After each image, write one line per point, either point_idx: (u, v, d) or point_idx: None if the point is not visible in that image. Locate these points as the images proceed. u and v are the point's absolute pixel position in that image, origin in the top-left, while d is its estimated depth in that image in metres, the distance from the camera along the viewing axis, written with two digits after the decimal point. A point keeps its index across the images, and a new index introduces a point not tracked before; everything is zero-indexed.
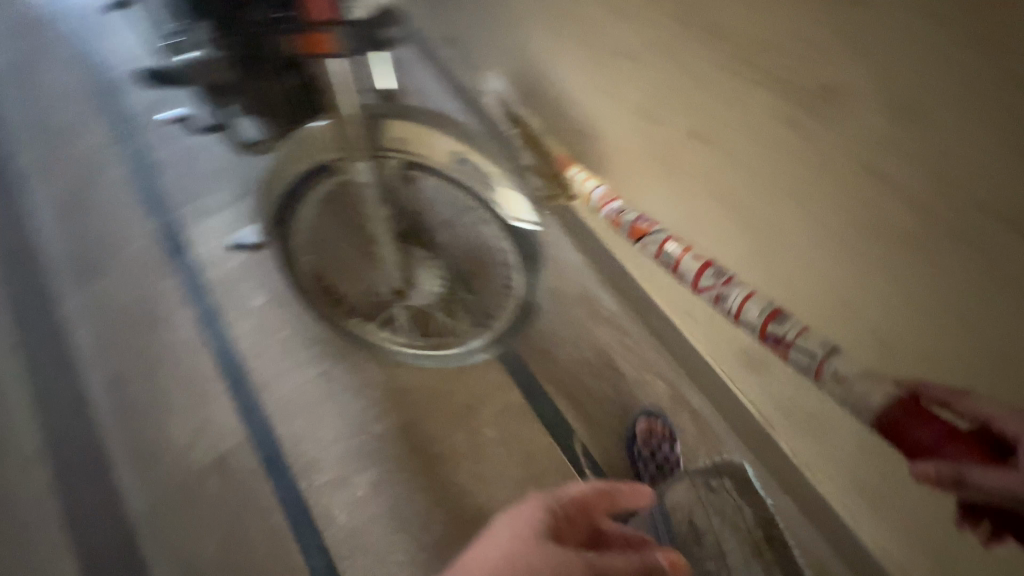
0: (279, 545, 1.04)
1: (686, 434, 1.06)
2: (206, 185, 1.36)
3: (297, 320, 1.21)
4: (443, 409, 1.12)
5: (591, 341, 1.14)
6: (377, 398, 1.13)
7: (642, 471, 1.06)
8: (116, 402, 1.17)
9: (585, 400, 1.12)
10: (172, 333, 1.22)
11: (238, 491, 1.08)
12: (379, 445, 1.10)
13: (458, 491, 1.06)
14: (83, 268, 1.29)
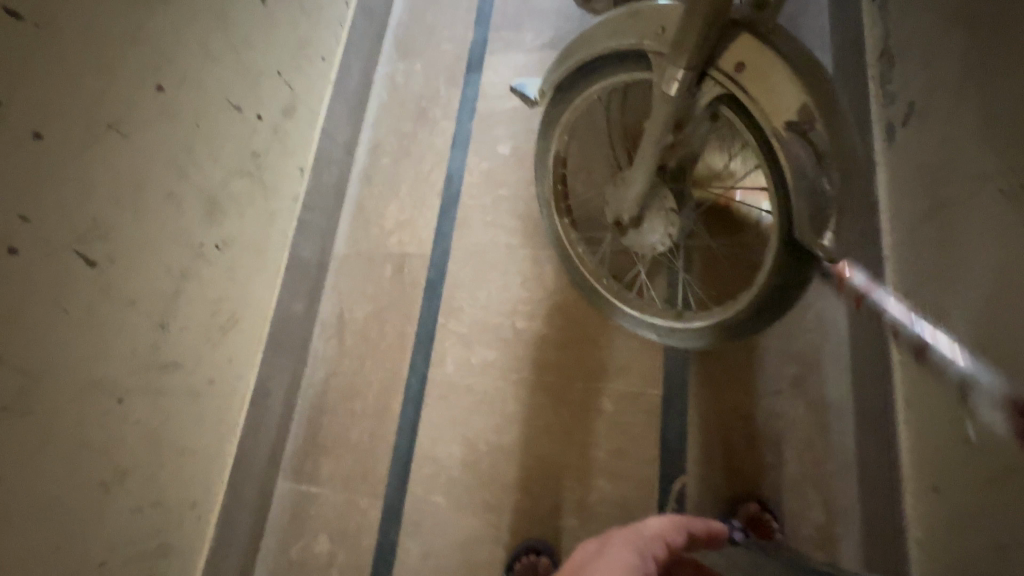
0: (399, 347, 1.18)
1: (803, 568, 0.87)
2: (529, 20, 1.35)
3: (522, 187, 1.23)
4: (583, 351, 1.07)
5: (774, 404, 0.95)
6: (539, 298, 1.13)
7: None
8: (368, 163, 1.35)
9: (720, 449, 0.96)
10: (431, 135, 1.34)
11: (400, 288, 1.22)
12: (513, 336, 1.12)
13: (548, 423, 1.05)
14: (405, 42, 1.44)
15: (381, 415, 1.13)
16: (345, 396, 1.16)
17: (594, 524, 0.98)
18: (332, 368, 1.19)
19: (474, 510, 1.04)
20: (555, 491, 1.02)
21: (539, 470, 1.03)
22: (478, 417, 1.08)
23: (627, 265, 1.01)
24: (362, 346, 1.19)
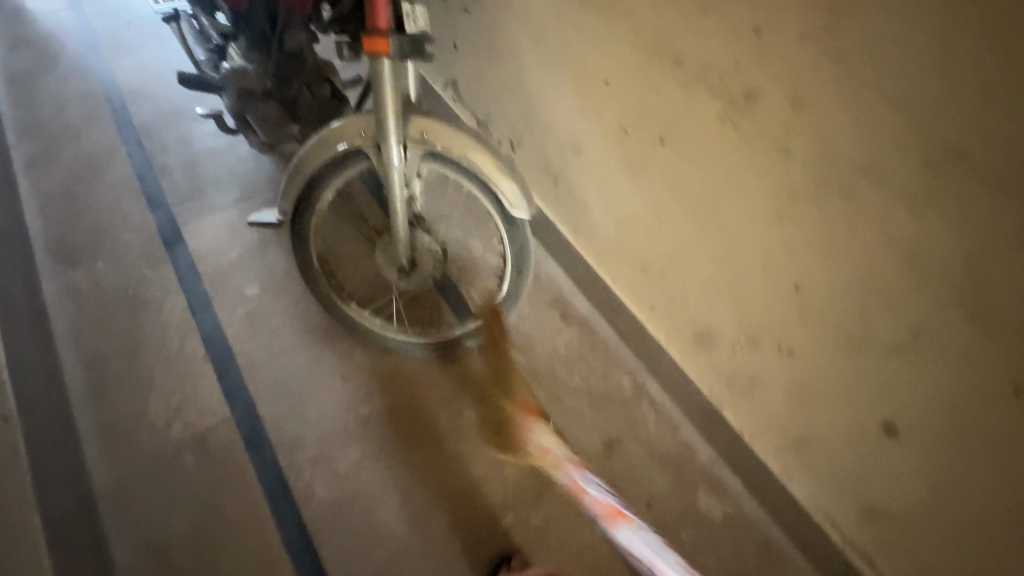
0: (254, 521, 1.03)
1: (647, 420, 1.19)
2: (208, 187, 1.46)
3: (289, 308, 1.27)
4: (428, 393, 1.20)
5: (564, 337, 1.28)
6: (366, 381, 1.20)
7: (608, 454, 1.16)
8: (91, 378, 1.14)
9: (559, 391, 1.22)
10: (160, 316, 1.25)
11: (217, 467, 1.08)
12: (365, 424, 1.15)
13: (437, 469, 1.12)
14: (69, 253, 1.31)
15: None
16: None
17: (524, 512, 1.09)
18: None
19: None
20: (481, 515, 1.08)
21: (457, 510, 1.08)
22: (379, 512, 1.06)
23: (421, 306, 1.23)
24: (205, 555, 0.99)
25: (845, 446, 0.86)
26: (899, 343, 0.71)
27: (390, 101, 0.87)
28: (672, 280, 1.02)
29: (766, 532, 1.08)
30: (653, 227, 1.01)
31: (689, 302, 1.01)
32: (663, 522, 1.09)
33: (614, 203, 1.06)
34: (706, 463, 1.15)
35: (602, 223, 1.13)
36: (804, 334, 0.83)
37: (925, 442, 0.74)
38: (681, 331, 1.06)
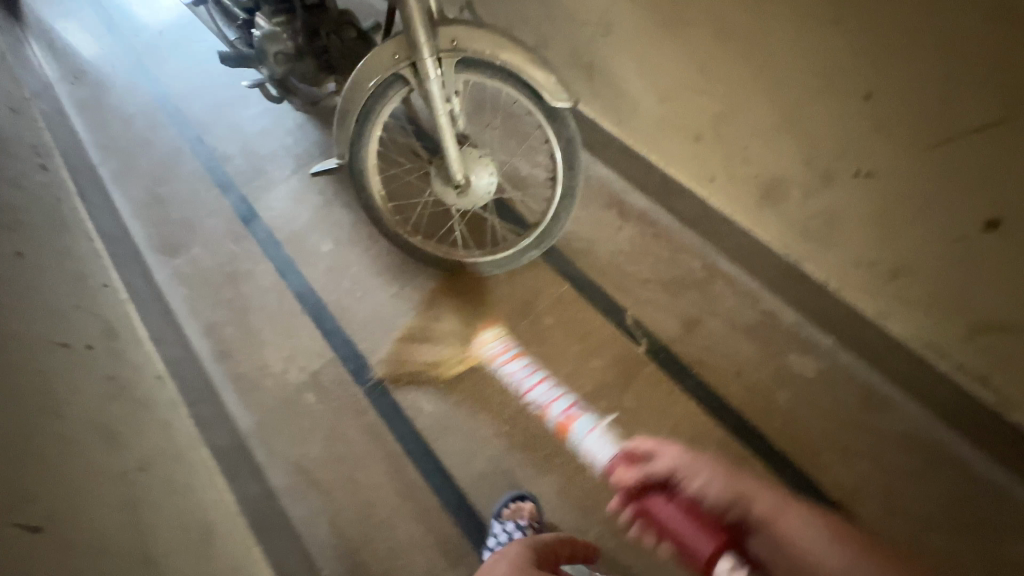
0: (376, 437, 1.16)
1: (724, 295, 1.19)
2: (267, 163, 1.56)
3: (362, 254, 1.36)
4: (504, 307, 1.26)
5: (625, 233, 1.28)
6: (446, 307, 1.28)
7: (689, 333, 1.17)
8: (214, 343, 1.30)
9: (629, 284, 1.24)
10: (256, 283, 1.38)
11: (333, 399, 1.21)
12: (452, 344, 1.24)
13: (526, 373, 1.19)
14: (169, 245, 1.47)
15: (409, 497, 1.10)
16: (366, 517, 1.10)
17: (615, 398, 1.13)
18: (332, 512, 1.10)
19: (538, 477, 1.09)
20: (575, 406, 1.14)
21: None
22: (482, 416, 1.15)
23: (482, 227, 1.27)
24: (342, 469, 1.14)
25: (948, 263, 0.79)
26: (994, 122, 0.64)
27: (413, 11, 0.88)
28: (728, 140, 0.99)
29: (868, 381, 1.06)
30: (700, 87, 0.96)
31: (750, 159, 0.97)
32: (756, 387, 1.10)
33: (654, 76, 1.03)
34: (793, 326, 1.13)
35: (644, 104, 1.11)
36: (880, 148, 0.76)
37: None
38: (749, 190, 1.03)
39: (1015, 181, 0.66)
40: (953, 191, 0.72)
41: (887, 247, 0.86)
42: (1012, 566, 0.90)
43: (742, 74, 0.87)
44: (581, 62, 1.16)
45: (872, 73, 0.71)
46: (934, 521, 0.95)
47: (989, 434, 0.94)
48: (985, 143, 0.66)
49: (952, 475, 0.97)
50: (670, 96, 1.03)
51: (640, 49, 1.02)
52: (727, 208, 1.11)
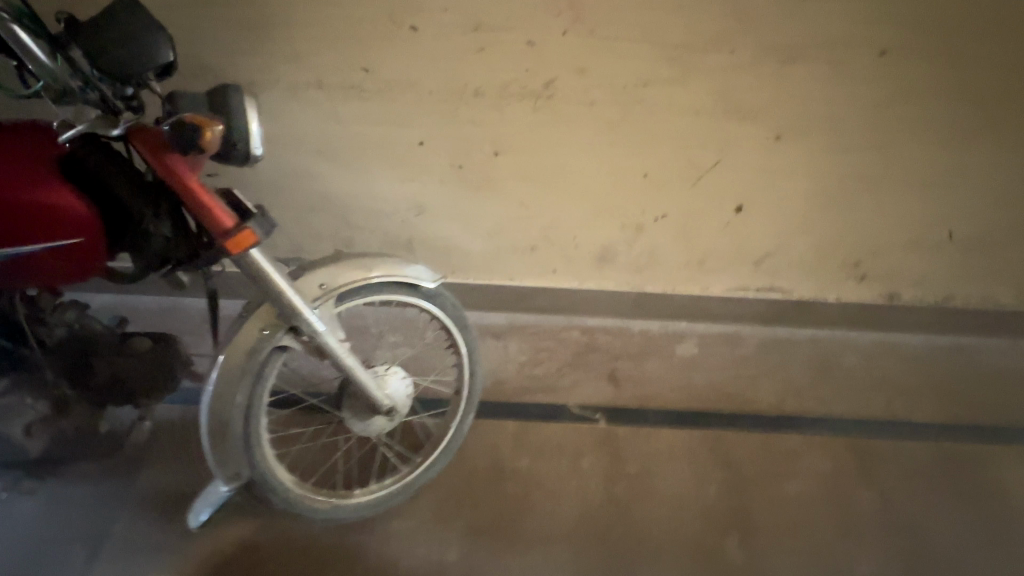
0: None
1: (610, 341, 1.45)
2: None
3: (284, 568, 1.02)
4: (482, 482, 1.18)
5: (514, 349, 1.41)
6: (428, 536, 1.10)
7: (616, 384, 1.37)
8: None
9: (550, 382, 1.36)
10: None
11: None
12: (466, 562, 1.07)
13: (548, 520, 1.14)
14: None
15: None
16: None
17: (622, 473, 1.21)
18: None
19: None
20: (605, 509, 1.16)
21: (591, 526, 1.13)
22: None
23: (409, 430, 1.16)
24: None
25: (730, 236, 1.19)
26: (719, 159, 1.01)
27: (280, 280, 0.80)
28: (559, 239, 1.22)
29: (722, 330, 1.47)
30: (522, 218, 1.17)
31: (581, 243, 1.23)
32: (682, 384, 1.37)
33: (478, 225, 1.19)
34: (661, 330, 1.46)
35: (474, 252, 1.27)
36: (667, 197, 1.10)
37: (766, 199, 1.10)
38: (588, 263, 1.30)
39: (742, 183, 1.06)
40: (718, 199, 1.10)
41: (693, 249, 1.24)
42: (854, 371, 1.41)
43: (556, 196, 1.11)
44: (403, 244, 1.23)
45: (646, 163, 1.02)
46: (814, 380, 1.39)
47: (789, 314, 1.44)
48: (722, 172, 1.04)
49: (794, 348, 1.44)
50: (500, 235, 1.22)
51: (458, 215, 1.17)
52: (578, 283, 1.36)
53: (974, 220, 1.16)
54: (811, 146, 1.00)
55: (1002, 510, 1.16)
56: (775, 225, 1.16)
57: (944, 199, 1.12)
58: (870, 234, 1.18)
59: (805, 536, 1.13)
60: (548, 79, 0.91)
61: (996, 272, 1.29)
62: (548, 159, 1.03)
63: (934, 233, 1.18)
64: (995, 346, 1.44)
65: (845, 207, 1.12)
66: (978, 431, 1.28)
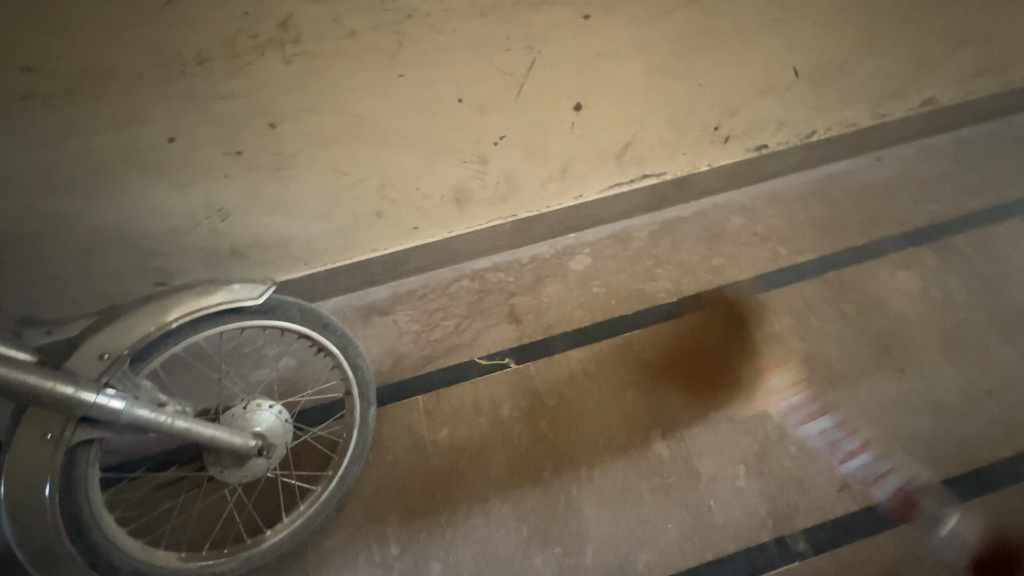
0: None
1: (503, 279, 1.36)
2: None
3: None
4: (407, 468, 1.13)
5: (405, 320, 1.32)
6: (365, 540, 1.06)
7: (519, 321, 1.30)
8: None
9: (451, 342, 1.29)
10: None
11: None
12: (410, 551, 1.05)
13: (482, 480, 1.12)
14: None
15: None
16: None
17: (543, 410, 1.19)
18: None
19: (581, 517, 1.08)
20: (534, 450, 1.15)
21: (524, 471, 1.12)
22: (502, 550, 1.05)
23: (311, 449, 1.07)
24: None
25: (579, 138, 1.08)
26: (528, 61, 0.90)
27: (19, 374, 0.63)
28: (401, 195, 1.08)
29: (610, 231, 1.42)
30: (348, 188, 1.03)
31: (428, 193, 1.09)
32: (582, 300, 1.33)
33: (303, 207, 1.04)
34: (552, 251, 1.39)
35: (317, 239, 1.13)
36: (495, 115, 0.97)
37: (602, 90, 1.00)
38: (447, 210, 1.16)
39: (564, 80, 0.96)
40: (549, 106, 0.99)
41: (549, 161, 1.12)
42: (742, 232, 1.41)
43: (373, 147, 0.97)
44: (232, 253, 1.07)
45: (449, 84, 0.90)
46: (707, 252, 1.39)
47: (671, 195, 1.40)
48: (537, 76, 0.93)
49: (684, 227, 1.42)
50: (336, 211, 1.08)
51: (275, 203, 1.02)
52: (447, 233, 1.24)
53: (816, 49, 1.10)
54: (619, 18, 0.90)
55: (882, 323, 1.26)
56: (621, 113, 1.06)
57: (780, 36, 1.04)
58: (721, 92, 1.11)
59: (722, 408, 1.17)
60: (281, 18, 0.76)
61: (852, 93, 1.26)
62: (337, 115, 0.90)
63: (780, 75, 1.12)
64: (860, 167, 1.49)
65: (683, 71, 1.03)
66: (853, 255, 1.36)
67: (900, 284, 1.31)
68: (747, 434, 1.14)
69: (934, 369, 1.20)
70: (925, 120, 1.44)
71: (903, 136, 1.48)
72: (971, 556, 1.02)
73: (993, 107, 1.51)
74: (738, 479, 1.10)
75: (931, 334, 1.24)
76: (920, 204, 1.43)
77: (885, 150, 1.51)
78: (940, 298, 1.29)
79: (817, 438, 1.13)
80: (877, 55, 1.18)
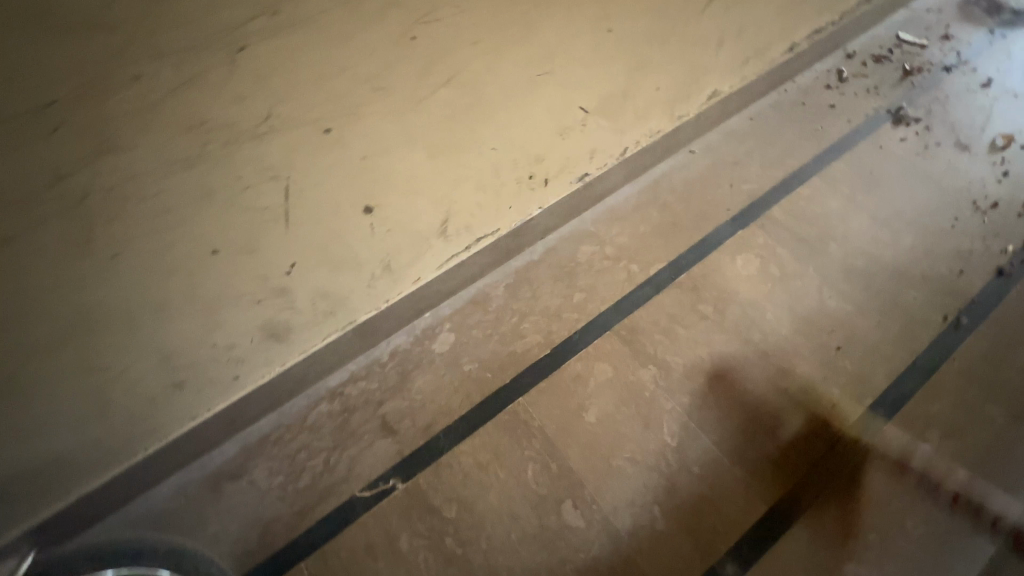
0: None
1: (366, 387, 1.22)
2: None
3: None
4: None
5: (264, 473, 1.12)
6: None
7: (395, 430, 1.17)
8: None
9: (323, 482, 1.11)
10: None
11: None
12: None
13: None
14: None
15: None
16: None
17: (445, 524, 1.06)
18: None
19: None
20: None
21: None
22: None
23: None
24: None
25: (383, 235, 1.06)
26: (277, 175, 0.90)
27: None
28: (201, 354, 0.97)
29: (465, 297, 1.34)
30: (130, 368, 0.92)
31: (233, 340, 0.99)
32: (456, 383, 1.23)
33: (75, 407, 0.89)
34: (411, 339, 1.28)
35: (109, 434, 0.95)
36: (279, 246, 0.96)
37: (384, 189, 1.02)
38: (268, 346, 1.04)
39: (337, 186, 0.97)
40: (327, 220, 0.99)
41: (360, 266, 1.07)
42: (593, 259, 1.40)
43: (138, 245, 0.81)
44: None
45: (209, 177, 0.83)
46: (567, 290, 1.35)
47: (516, 244, 1.35)
48: (294, 195, 0.93)
49: (538, 270, 1.38)
50: (123, 395, 0.93)
51: (41, 419, 0.87)
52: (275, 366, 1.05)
53: (581, 87, 1.18)
54: (363, 112, 0.93)
55: (737, 312, 1.31)
56: (416, 200, 1.07)
57: (540, 89, 1.12)
58: (512, 151, 1.15)
59: (623, 453, 1.14)
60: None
61: (643, 106, 1.31)
62: (62, 300, 0.80)
63: (564, 117, 1.18)
64: (677, 164, 1.57)
65: (457, 145, 1.07)
66: (696, 253, 1.41)
67: (740, 269, 1.38)
68: (652, 471, 1.11)
69: (790, 343, 1.27)
70: (716, 111, 1.55)
71: (704, 128, 1.57)
72: (877, 532, 1.05)
73: (770, 81, 1.66)
74: (656, 523, 1.06)
75: (779, 310, 1.32)
76: (737, 186, 1.54)
77: (695, 143, 1.60)
78: (776, 273, 1.38)
79: (715, 449, 1.13)
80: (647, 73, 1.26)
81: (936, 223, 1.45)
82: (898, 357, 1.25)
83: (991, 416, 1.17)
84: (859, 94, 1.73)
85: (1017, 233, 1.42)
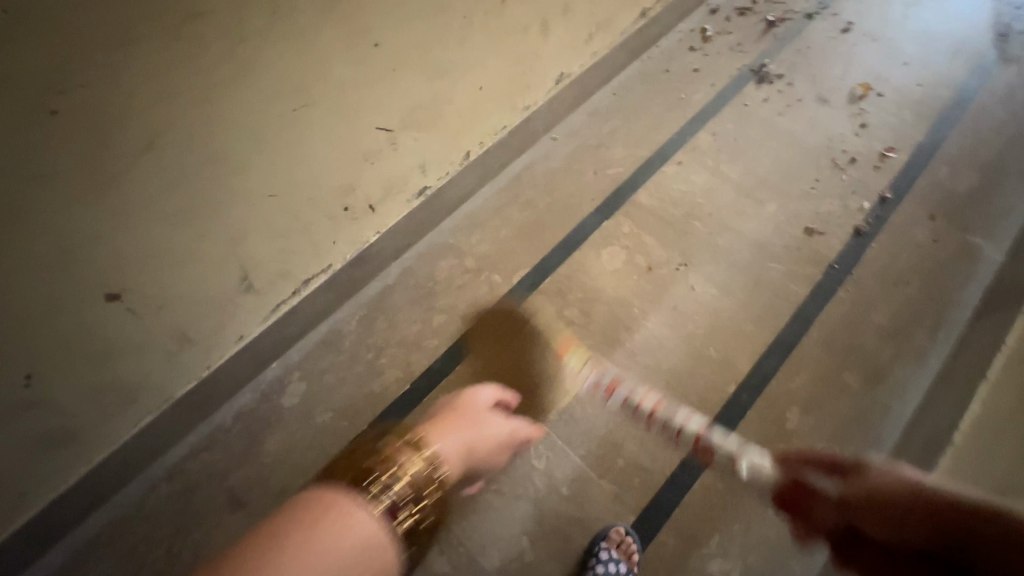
0: None
1: (211, 458, 1.12)
2: None
3: None
4: None
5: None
6: None
7: (247, 501, 1.09)
8: None
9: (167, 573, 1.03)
10: None
11: None
12: None
13: None
14: None
15: None
16: None
17: None
18: None
19: None
20: None
21: None
22: None
23: None
24: None
25: (156, 322, 0.88)
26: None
27: None
28: None
29: (316, 338, 1.23)
30: None
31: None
32: (311, 437, 1.15)
33: None
34: (258, 395, 1.17)
35: None
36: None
37: (141, 289, 0.82)
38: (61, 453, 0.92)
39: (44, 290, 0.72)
40: (54, 330, 0.76)
41: (135, 349, 0.88)
42: (453, 274, 1.31)
43: (81, 186, 0.68)
44: None
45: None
46: (426, 314, 1.27)
47: (362, 273, 1.23)
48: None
49: (393, 296, 1.28)
50: None
51: None
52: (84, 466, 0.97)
53: (389, 95, 0.98)
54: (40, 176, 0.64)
55: (602, 313, 1.27)
56: (185, 278, 0.87)
57: (327, 100, 0.88)
58: (311, 193, 0.97)
59: (489, 483, 1.10)
60: None
61: (478, 96, 1.15)
62: None
63: (374, 141, 1.00)
64: (540, 152, 1.45)
65: (217, 195, 0.84)
66: (560, 252, 1.34)
67: (606, 264, 1.32)
68: (518, 499, 1.08)
69: (657, 338, 1.24)
70: (574, 91, 1.43)
71: (563, 109, 1.45)
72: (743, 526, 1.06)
73: (632, 46, 1.53)
74: (522, 553, 1.04)
75: (645, 304, 1.28)
76: (603, 170, 1.44)
77: (557, 126, 1.48)
78: (643, 264, 1.32)
79: (581, 465, 1.11)
80: (473, 72, 1.12)
81: (795, 185, 1.42)
82: (761, 338, 1.24)
83: (848, 385, 1.18)
84: (724, 53, 1.64)
85: (871, 188, 1.42)
